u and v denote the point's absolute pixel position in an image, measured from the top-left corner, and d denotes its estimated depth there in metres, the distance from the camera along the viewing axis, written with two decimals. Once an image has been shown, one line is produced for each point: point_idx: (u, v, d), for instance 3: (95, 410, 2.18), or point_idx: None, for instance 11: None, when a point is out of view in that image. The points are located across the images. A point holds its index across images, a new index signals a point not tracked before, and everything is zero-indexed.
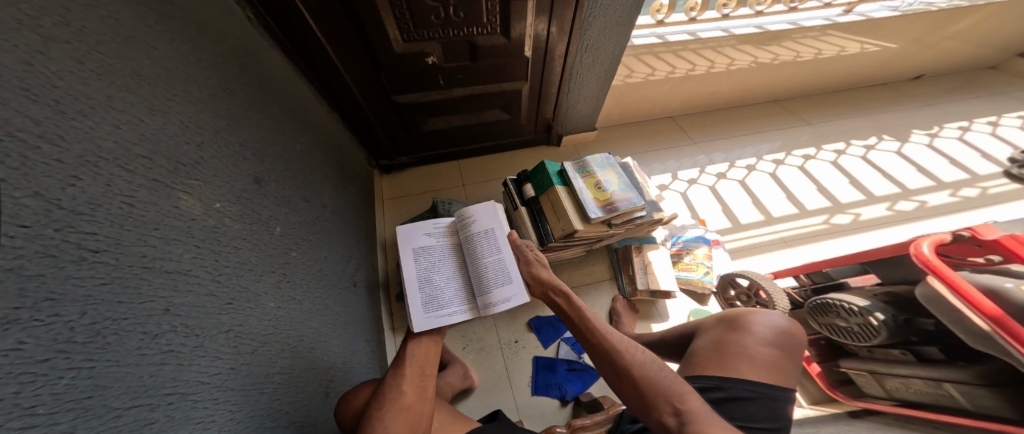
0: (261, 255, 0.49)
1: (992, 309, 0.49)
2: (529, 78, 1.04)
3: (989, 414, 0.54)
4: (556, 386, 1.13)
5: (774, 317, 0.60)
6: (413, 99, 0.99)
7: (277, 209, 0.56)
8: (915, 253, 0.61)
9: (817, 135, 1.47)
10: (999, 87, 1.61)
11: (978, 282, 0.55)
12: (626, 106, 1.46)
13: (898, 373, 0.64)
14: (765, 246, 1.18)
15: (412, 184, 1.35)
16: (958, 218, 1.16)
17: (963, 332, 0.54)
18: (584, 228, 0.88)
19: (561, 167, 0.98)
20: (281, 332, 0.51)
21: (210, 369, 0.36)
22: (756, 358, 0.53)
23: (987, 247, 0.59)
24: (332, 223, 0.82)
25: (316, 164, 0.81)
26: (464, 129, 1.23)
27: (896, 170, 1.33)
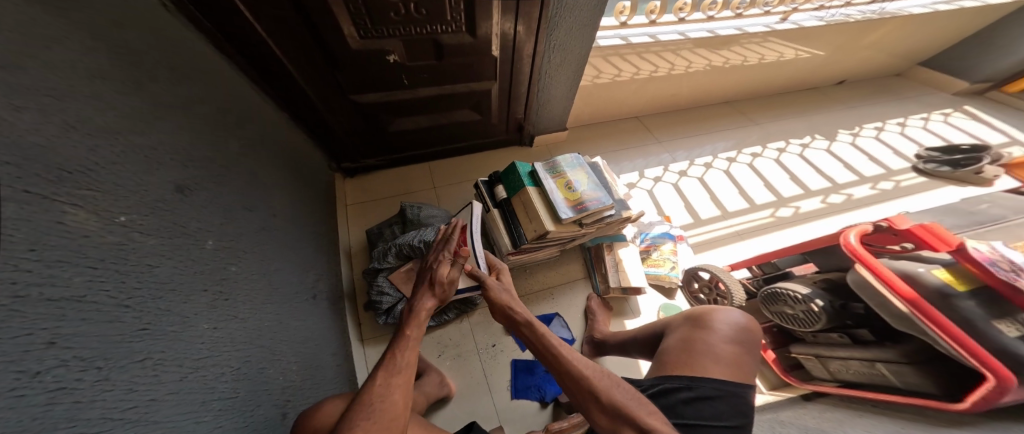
0: (188, 273, 0.44)
1: (908, 293, 0.55)
2: (498, 78, 1.03)
3: (911, 390, 0.61)
4: (536, 388, 1.12)
5: (734, 314, 0.62)
6: (374, 98, 0.95)
7: (207, 220, 0.51)
8: (844, 243, 0.67)
9: (765, 134, 1.58)
10: (907, 92, 1.83)
11: (895, 267, 0.62)
12: (594, 106, 1.49)
13: (839, 355, 0.70)
14: (725, 239, 1.25)
15: (380, 188, 1.29)
16: (882, 208, 1.29)
17: (887, 314, 0.59)
18: (556, 228, 0.88)
19: (532, 168, 0.98)
20: (219, 355, 0.46)
21: (122, 403, 0.31)
22: (720, 355, 0.56)
23: (902, 236, 0.65)
24: (284, 232, 0.76)
25: (261, 168, 0.74)
26: (432, 130, 1.20)
27: (828, 166, 1.45)
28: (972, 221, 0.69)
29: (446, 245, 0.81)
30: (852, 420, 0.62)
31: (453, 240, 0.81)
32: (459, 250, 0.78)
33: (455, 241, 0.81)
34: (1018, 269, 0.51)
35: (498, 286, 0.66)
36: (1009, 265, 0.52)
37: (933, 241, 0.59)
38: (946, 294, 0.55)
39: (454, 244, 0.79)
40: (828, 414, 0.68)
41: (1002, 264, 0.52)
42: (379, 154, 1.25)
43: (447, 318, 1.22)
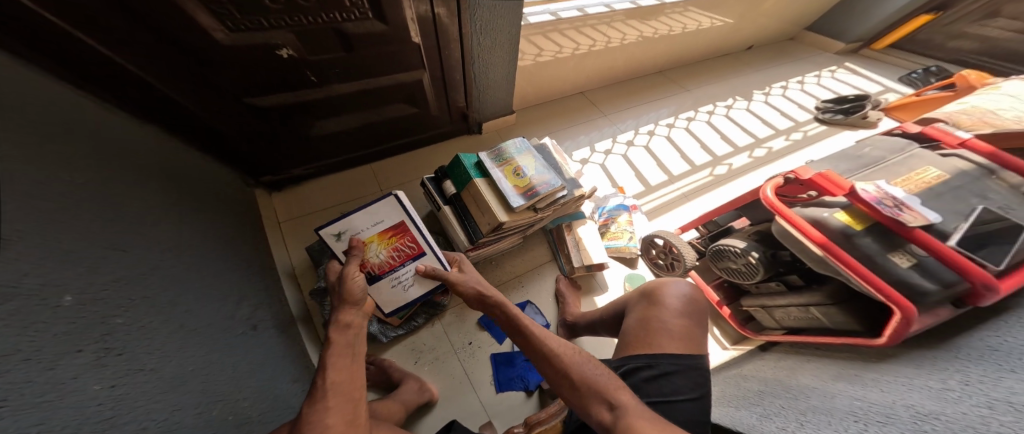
0: (66, 327, 0.34)
1: (818, 238, 0.62)
2: (426, 67, 0.94)
3: (842, 327, 0.67)
4: (519, 378, 1.11)
5: (681, 286, 0.64)
6: (284, 99, 0.83)
7: (82, 257, 0.39)
8: (763, 197, 0.72)
9: (695, 99, 1.66)
10: (805, 54, 2.02)
11: (807, 215, 0.69)
12: (537, 86, 1.45)
13: (779, 303, 0.79)
14: (675, 202, 1.30)
15: (320, 199, 1.17)
16: (794, 158, 1.42)
17: (808, 259, 0.68)
18: (509, 218, 0.83)
19: (477, 158, 0.91)
20: (129, 417, 0.37)
21: None
22: (674, 331, 0.57)
23: (808, 185, 0.71)
24: (194, 265, 0.64)
25: (151, 194, 0.61)
26: (366, 129, 1.08)
27: (750, 123, 1.57)
28: (858, 166, 0.74)
29: (374, 253, 0.72)
30: (802, 366, 0.72)
31: (379, 245, 0.73)
32: (397, 255, 0.73)
33: (382, 245, 0.73)
34: (897, 205, 0.59)
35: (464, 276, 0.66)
36: (891, 202, 0.60)
37: (830, 187, 0.65)
38: (848, 234, 0.63)
39: (397, 249, 0.73)
40: (782, 363, 0.76)
41: (886, 202, 0.60)
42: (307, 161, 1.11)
43: (416, 324, 1.16)
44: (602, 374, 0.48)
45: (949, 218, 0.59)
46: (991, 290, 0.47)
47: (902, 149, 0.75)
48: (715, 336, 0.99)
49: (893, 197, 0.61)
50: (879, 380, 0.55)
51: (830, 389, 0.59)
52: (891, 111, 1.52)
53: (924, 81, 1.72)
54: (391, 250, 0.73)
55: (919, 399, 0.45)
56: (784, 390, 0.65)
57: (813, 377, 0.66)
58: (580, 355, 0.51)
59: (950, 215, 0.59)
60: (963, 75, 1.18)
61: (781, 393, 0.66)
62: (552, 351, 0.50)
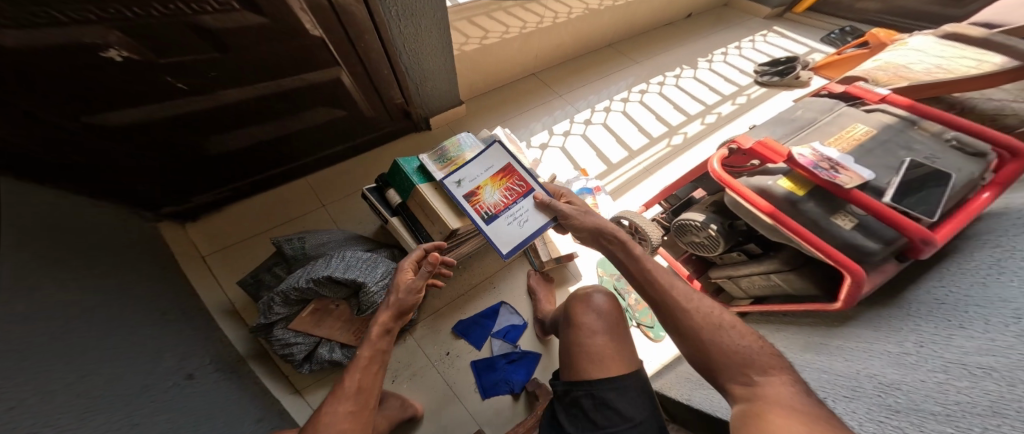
0: None
1: (766, 208, 0.61)
2: (343, 63, 0.82)
3: (801, 291, 0.71)
4: (503, 382, 1.04)
5: (599, 298, 0.64)
6: (146, 115, 0.66)
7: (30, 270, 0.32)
8: (712, 171, 0.70)
9: (645, 71, 1.65)
10: (739, 19, 2.07)
11: (754, 185, 0.67)
12: (483, 72, 1.35)
13: (741, 273, 0.82)
14: (636, 178, 1.27)
15: (254, 223, 1.04)
16: (742, 122, 1.46)
17: (760, 226, 0.68)
18: (463, 223, 0.75)
19: (419, 162, 0.81)
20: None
21: None
22: (593, 353, 0.57)
23: (749, 155, 0.67)
24: (111, 310, 0.54)
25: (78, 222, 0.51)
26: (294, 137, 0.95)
27: (698, 91, 1.59)
28: (795, 127, 0.71)
29: (489, 194, 0.74)
30: (774, 337, 0.79)
31: (492, 186, 0.74)
32: (510, 194, 0.73)
33: (495, 186, 0.74)
34: (833, 166, 0.58)
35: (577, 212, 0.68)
36: (827, 164, 0.59)
37: (770, 155, 0.62)
38: (793, 201, 0.61)
39: (509, 189, 0.74)
40: (757, 335, 0.85)
41: (823, 165, 0.58)
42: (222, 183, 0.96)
43: (385, 344, 1.05)
44: (751, 346, 0.44)
45: (882, 173, 0.59)
46: (930, 243, 0.49)
47: (830, 110, 0.73)
48: None
49: (828, 158, 0.60)
50: (842, 347, 0.62)
51: (800, 361, 0.66)
52: (819, 70, 1.60)
53: (842, 40, 1.84)
54: (504, 191, 0.74)
55: (880, 367, 0.51)
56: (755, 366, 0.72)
57: (787, 349, 0.72)
58: (724, 322, 0.47)
59: (882, 170, 0.60)
60: (873, 34, 1.25)
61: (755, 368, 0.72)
62: (677, 306, 0.50)
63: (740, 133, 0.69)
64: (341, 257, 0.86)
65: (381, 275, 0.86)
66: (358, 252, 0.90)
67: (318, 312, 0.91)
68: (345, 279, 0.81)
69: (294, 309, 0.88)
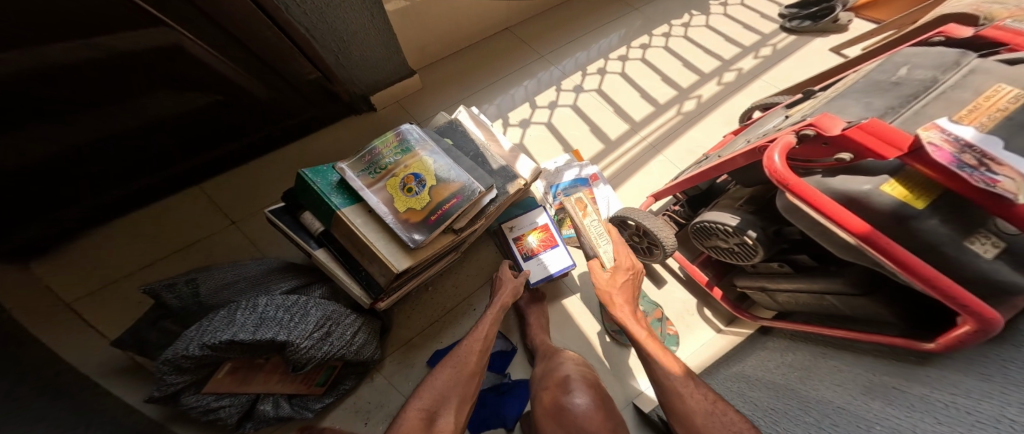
0: None
1: (860, 227, 0.39)
2: (171, 22, 0.59)
3: (862, 314, 0.51)
4: (495, 417, 0.87)
5: (579, 404, 0.50)
6: None
7: None
8: (768, 167, 0.47)
9: (648, 20, 1.33)
10: None
11: (834, 190, 0.46)
12: (437, 29, 1.03)
13: (784, 287, 0.62)
14: (639, 160, 1.01)
15: (147, 251, 0.82)
16: (766, 80, 1.19)
17: (830, 245, 0.47)
18: (412, 263, 0.53)
19: (338, 174, 0.57)
20: None
21: None
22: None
23: (834, 144, 0.45)
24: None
25: None
26: (193, 119, 0.76)
27: (712, 42, 1.30)
28: (897, 100, 0.48)
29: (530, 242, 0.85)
30: (817, 366, 0.59)
31: (534, 235, 0.85)
32: (545, 242, 0.84)
33: (536, 234, 0.85)
34: (983, 161, 0.33)
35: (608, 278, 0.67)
36: (973, 158, 0.33)
37: (877, 146, 0.39)
38: (904, 217, 0.40)
39: (545, 239, 0.84)
40: (793, 359, 0.65)
41: (969, 161, 0.33)
42: (73, 199, 0.73)
43: (347, 389, 0.81)
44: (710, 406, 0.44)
45: None
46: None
47: (953, 65, 0.49)
48: (706, 318, 0.90)
49: (970, 144, 0.34)
50: (927, 398, 0.38)
51: (856, 411, 0.44)
52: (858, 11, 1.33)
53: None
54: (541, 241, 0.85)
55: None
56: (795, 405, 0.53)
57: (835, 391, 0.50)
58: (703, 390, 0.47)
59: None
60: None
61: (795, 411, 0.52)
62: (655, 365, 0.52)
63: (822, 111, 0.47)
64: (250, 307, 0.62)
65: (314, 325, 0.64)
66: (277, 295, 0.67)
67: (241, 367, 0.66)
68: (259, 339, 0.58)
69: (200, 373, 0.62)
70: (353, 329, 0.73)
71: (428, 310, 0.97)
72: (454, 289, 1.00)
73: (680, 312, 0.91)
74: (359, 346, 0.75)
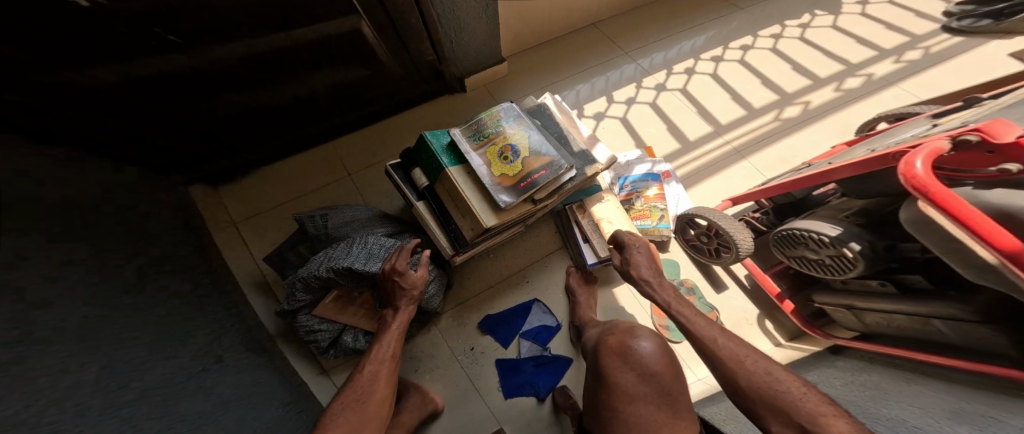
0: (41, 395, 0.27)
1: (1009, 242, 0.33)
2: (361, 10, 0.70)
3: (977, 345, 0.46)
4: (528, 385, 0.94)
5: (643, 349, 0.53)
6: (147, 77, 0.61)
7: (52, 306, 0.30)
8: (903, 170, 0.42)
9: (756, 19, 1.25)
10: None
11: (984, 204, 0.43)
12: (531, 19, 1.10)
13: (879, 308, 0.57)
14: (720, 164, 0.98)
15: (278, 191, 1.03)
16: (905, 88, 1.05)
17: (960, 263, 0.43)
18: (497, 222, 0.61)
19: (449, 138, 0.67)
20: None
21: None
22: (629, 417, 0.49)
23: (1001, 155, 0.40)
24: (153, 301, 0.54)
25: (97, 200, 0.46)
26: (331, 94, 0.90)
27: (839, 43, 1.18)
28: None
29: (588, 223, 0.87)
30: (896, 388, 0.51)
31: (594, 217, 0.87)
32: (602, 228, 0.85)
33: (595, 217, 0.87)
34: None
35: (638, 260, 0.65)
36: None
37: None
38: None
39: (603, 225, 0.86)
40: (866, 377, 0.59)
41: None
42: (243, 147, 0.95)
43: (411, 334, 0.96)
44: (796, 394, 0.39)
45: None
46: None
47: None
48: (766, 329, 0.86)
49: None
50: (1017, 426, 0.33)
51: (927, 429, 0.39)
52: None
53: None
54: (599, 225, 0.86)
55: None
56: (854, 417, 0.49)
57: (906, 411, 0.45)
58: (785, 382, 0.41)
59: None
60: None
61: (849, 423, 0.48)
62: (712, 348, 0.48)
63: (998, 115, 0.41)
64: (363, 242, 0.77)
65: None
66: (382, 238, 0.81)
67: (341, 298, 0.81)
68: (367, 271, 0.73)
69: (319, 295, 0.80)
70: (430, 279, 0.86)
71: (484, 277, 1.07)
72: (510, 261, 1.08)
73: (738, 320, 0.87)
74: (432, 293, 0.88)
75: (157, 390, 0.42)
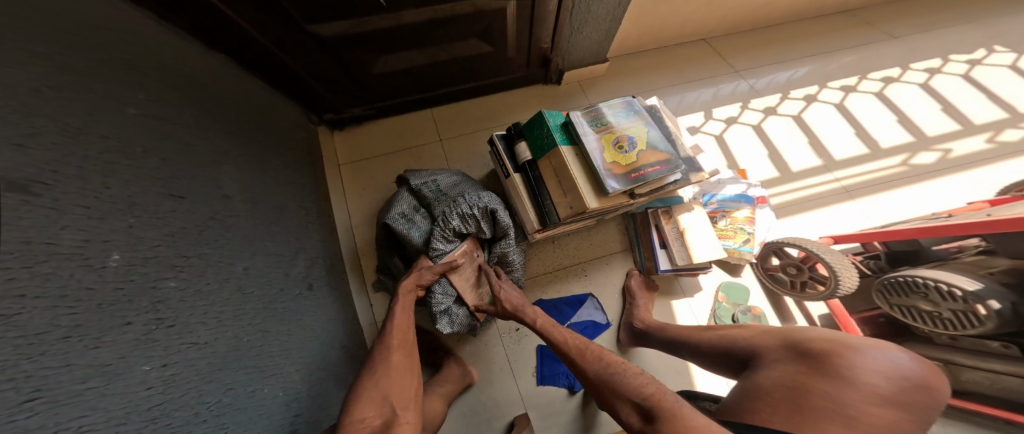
0: (87, 305, 0.30)
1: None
2: None
3: None
4: (564, 375, 0.96)
5: (892, 359, 0.42)
6: (343, 28, 0.73)
7: (93, 206, 0.33)
8: None
9: (909, 52, 1.15)
10: None
11: None
12: (646, 25, 1.10)
13: (985, 367, 0.57)
14: (822, 199, 0.94)
15: (372, 144, 1.11)
16: None
17: None
18: (600, 205, 0.66)
19: (564, 119, 0.73)
20: (182, 390, 0.39)
21: (106, 413, 0.30)
22: (863, 422, 0.36)
23: None
24: (251, 224, 0.62)
25: (188, 125, 0.52)
26: (444, 68, 0.97)
27: (1008, 87, 1.05)
28: None
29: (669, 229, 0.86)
30: None
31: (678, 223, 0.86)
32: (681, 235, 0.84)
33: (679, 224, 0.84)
34: None
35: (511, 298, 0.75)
36: None
37: None
38: None
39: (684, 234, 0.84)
40: None
41: None
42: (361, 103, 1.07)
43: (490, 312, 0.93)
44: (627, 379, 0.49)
45: None
46: None
47: None
48: None
49: None
50: None
51: None
52: None
53: None
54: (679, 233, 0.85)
55: None
56: None
57: None
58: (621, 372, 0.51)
59: None
60: None
61: None
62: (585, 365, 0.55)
63: None
64: (493, 197, 0.82)
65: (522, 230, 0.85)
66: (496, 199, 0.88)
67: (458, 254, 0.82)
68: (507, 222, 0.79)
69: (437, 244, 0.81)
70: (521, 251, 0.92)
71: None
72: None
73: None
74: (517, 271, 0.89)
75: (227, 293, 0.51)
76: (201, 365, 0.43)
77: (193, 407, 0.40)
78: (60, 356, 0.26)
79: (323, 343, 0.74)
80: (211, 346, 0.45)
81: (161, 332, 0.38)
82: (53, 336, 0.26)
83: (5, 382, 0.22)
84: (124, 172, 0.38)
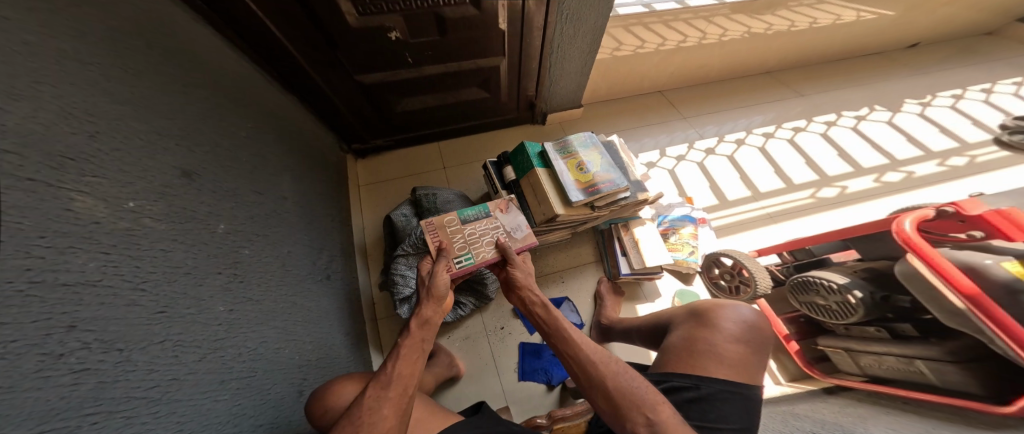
0: (200, 257, 0.46)
1: (968, 288, 0.48)
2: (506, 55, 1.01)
3: (952, 387, 0.58)
4: (542, 371, 1.05)
5: (743, 312, 0.59)
6: (378, 78, 0.95)
7: (216, 203, 0.51)
8: (896, 230, 0.58)
9: (813, 106, 1.42)
10: (997, 52, 1.55)
11: (957, 258, 0.55)
12: (612, 80, 1.38)
13: (872, 350, 0.69)
14: (756, 222, 1.13)
15: (386, 168, 1.32)
16: (956, 187, 1.13)
17: (938, 309, 0.53)
18: (564, 212, 0.84)
19: (540, 148, 0.93)
20: (236, 335, 0.50)
21: (190, 339, 0.41)
22: (725, 356, 0.53)
23: (970, 222, 0.56)
24: (297, 220, 0.79)
25: (262, 146, 0.72)
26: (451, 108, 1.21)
27: (888, 140, 1.29)
28: None
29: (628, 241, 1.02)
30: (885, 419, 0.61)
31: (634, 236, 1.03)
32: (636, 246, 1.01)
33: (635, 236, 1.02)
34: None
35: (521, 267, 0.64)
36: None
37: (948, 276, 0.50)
38: (1014, 290, 0.48)
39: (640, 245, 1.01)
40: (857, 410, 0.67)
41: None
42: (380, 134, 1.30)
43: (462, 314, 1.09)
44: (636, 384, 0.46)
45: None
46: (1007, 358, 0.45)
47: None
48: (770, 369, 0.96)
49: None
50: None
51: None
52: None
53: None
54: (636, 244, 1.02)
55: None
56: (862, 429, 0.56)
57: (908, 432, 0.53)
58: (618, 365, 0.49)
59: None
60: None
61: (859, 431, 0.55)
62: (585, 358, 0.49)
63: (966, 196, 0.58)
64: None
65: None
66: None
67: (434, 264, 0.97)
68: None
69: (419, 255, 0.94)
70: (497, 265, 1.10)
71: None
72: None
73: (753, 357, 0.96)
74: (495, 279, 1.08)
75: (276, 268, 0.66)
76: (251, 315, 0.55)
77: (239, 349, 0.51)
78: (182, 284, 0.42)
79: (336, 327, 0.85)
80: (257, 303, 0.57)
81: (235, 283, 0.52)
82: (180, 270, 0.42)
83: (152, 295, 0.37)
84: (227, 171, 0.56)
